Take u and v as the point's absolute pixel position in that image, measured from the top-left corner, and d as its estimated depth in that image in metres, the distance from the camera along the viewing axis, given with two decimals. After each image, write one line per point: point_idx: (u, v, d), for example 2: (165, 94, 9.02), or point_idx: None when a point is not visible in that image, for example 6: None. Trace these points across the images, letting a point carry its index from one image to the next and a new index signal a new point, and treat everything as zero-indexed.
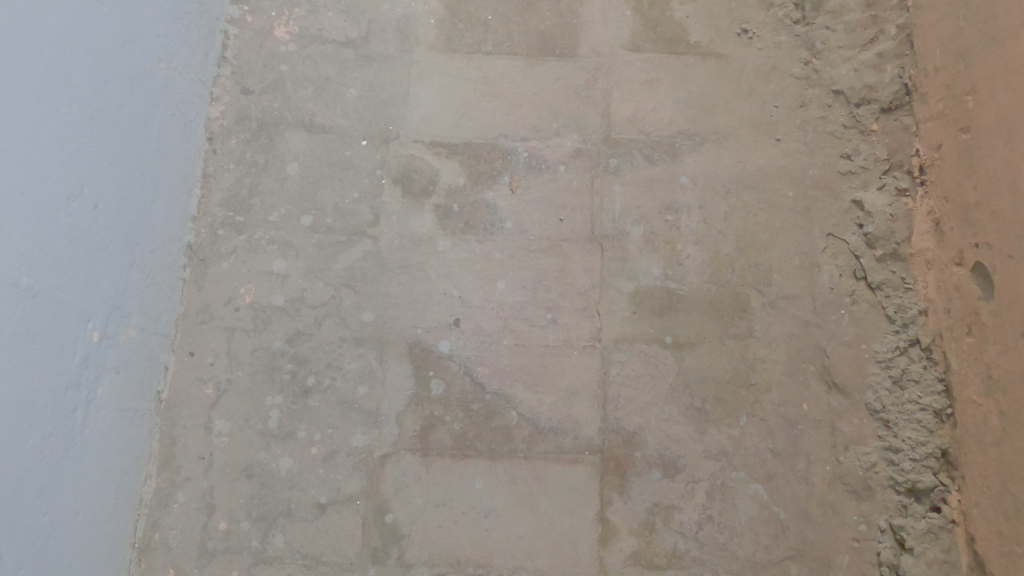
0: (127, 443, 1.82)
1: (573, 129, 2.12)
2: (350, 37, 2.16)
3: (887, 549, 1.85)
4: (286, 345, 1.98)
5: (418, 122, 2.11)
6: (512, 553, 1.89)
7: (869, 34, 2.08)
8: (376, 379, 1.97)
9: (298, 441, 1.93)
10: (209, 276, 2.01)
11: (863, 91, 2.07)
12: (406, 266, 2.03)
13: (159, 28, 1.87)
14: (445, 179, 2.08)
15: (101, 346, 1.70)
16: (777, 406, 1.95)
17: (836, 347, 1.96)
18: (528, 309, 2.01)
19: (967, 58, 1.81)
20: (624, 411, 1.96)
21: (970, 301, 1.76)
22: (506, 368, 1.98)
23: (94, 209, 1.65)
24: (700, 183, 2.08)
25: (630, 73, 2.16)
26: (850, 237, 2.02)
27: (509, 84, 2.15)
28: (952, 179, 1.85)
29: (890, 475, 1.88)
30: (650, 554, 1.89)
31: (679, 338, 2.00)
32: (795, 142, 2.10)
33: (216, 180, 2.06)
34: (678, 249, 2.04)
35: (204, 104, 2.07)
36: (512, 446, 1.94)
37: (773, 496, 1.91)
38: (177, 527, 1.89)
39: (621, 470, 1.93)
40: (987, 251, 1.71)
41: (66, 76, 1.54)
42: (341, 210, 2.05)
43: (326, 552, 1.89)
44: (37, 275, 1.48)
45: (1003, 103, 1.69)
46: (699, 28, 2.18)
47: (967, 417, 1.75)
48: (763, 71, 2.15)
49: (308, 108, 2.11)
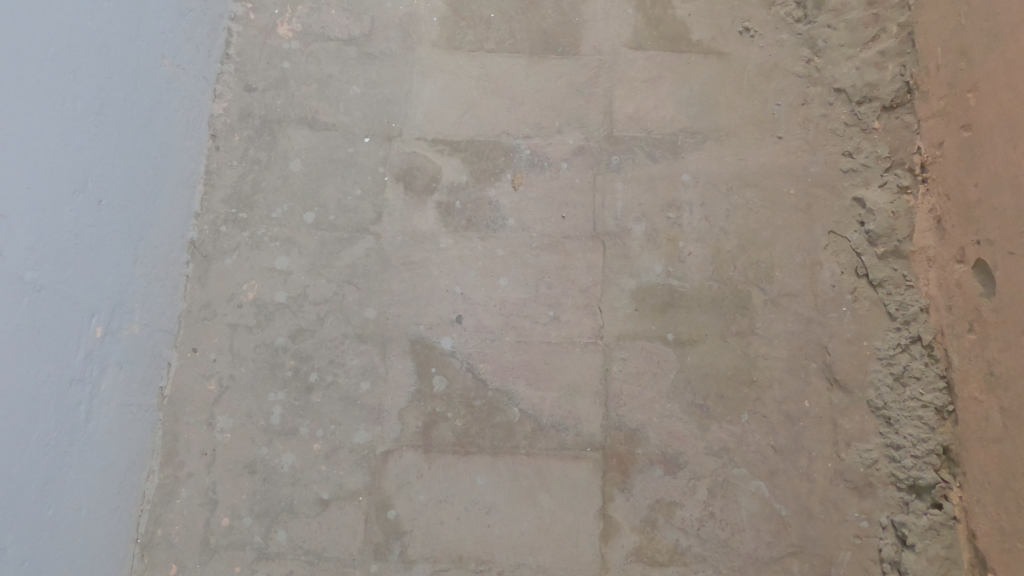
0: (130, 439, 1.83)
1: (575, 127, 2.12)
2: (353, 34, 2.16)
3: (888, 546, 1.86)
4: (288, 341, 1.98)
5: (421, 120, 2.12)
6: (514, 549, 1.89)
7: (870, 32, 2.09)
8: (378, 375, 1.97)
9: (300, 437, 1.94)
10: (212, 273, 2.02)
11: (864, 89, 2.07)
12: (409, 263, 2.03)
13: (163, 25, 1.88)
14: (447, 177, 2.09)
15: (105, 341, 1.70)
16: (778, 402, 1.96)
17: (838, 344, 1.97)
18: (530, 306, 2.02)
19: (969, 55, 1.82)
20: (626, 408, 1.96)
21: (971, 298, 1.76)
22: (508, 365, 1.98)
23: (98, 204, 1.66)
24: (702, 181, 2.09)
25: (632, 71, 2.17)
26: (851, 234, 2.03)
27: (511, 81, 2.15)
28: (954, 176, 1.85)
29: (892, 472, 1.89)
30: (652, 550, 1.90)
31: (681, 335, 2.00)
32: (797, 140, 2.10)
33: (219, 177, 2.07)
34: (680, 247, 2.05)
35: (208, 101, 2.08)
36: (514, 442, 1.95)
37: (774, 493, 1.91)
38: (180, 523, 1.90)
39: (623, 467, 1.94)
40: (988, 248, 1.72)
41: (71, 71, 1.55)
42: (344, 206, 2.06)
43: (328, 548, 1.89)
44: (42, 269, 1.49)
45: (1005, 101, 1.69)
46: (701, 26, 2.19)
47: (969, 414, 1.75)
48: (765, 70, 2.15)
49: (311, 105, 2.12)
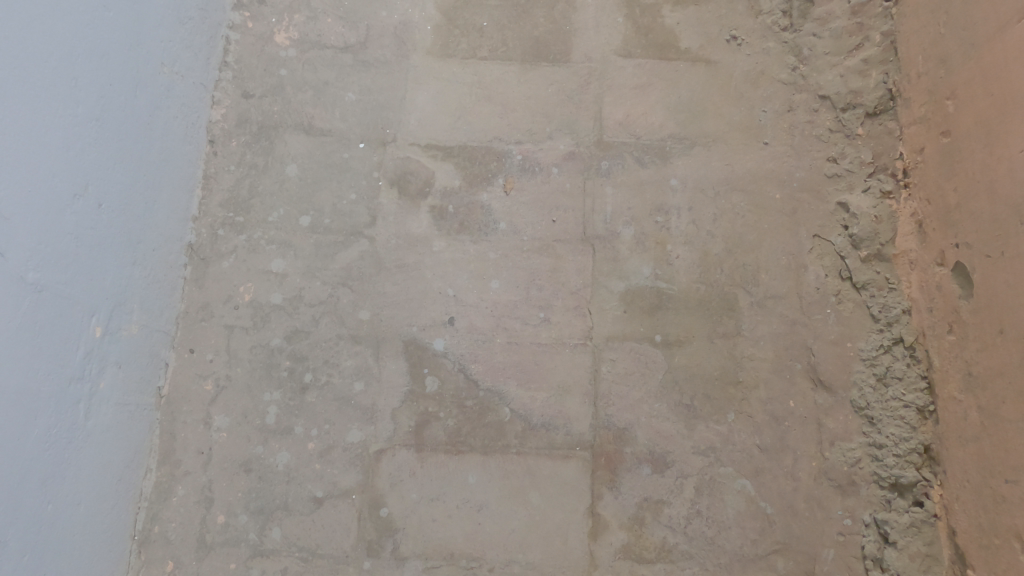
0: (127, 438, 1.86)
1: (566, 133, 2.17)
2: (349, 43, 2.21)
3: (871, 543, 1.89)
4: (284, 342, 2.02)
5: (414, 125, 2.17)
6: (505, 545, 1.93)
7: (855, 40, 2.13)
8: (371, 376, 2.01)
9: (295, 436, 1.97)
10: (209, 275, 2.06)
11: (848, 96, 2.12)
12: (403, 265, 2.07)
13: (163, 34, 1.93)
14: (441, 181, 2.13)
15: (104, 341, 1.74)
16: (764, 403, 2.00)
17: (822, 345, 2.01)
18: (522, 308, 2.06)
19: (948, 64, 1.87)
20: (615, 407, 2.00)
21: (951, 299, 1.80)
22: (499, 365, 2.02)
23: (98, 207, 1.70)
24: (690, 185, 2.13)
25: (622, 78, 2.22)
26: (836, 238, 2.07)
27: (503, 89, 2.20)
28: (934, 181, 1.89)
29: (875, 471, 1.93)
30: (640, 547, 1.93)
31: (669, 336, 2.04)
32: (783, 146, 2.15)
33: (217, 182, 2.11)
34: (668, 250, 2.09)
35: (206, 108, 2.12)
36: (505, 441, 1.99)
37: (760, 491, 1.95)
38: (177, 520, 1.93)
39: (611, 466, 1.97)
40: (967, 251, 1.76)
41: (72, 78, 1.59)
42: (339, 210, 2.10)
43: (321, 546, 1.93)
44: (43, 271, 1.53)
45: (982, 108, 1.74)
46: (689, 35, 2.24)
47: (949, 413, 1.79)
48: (751, 77, 2.20)
49: (307, 111, 2.16)
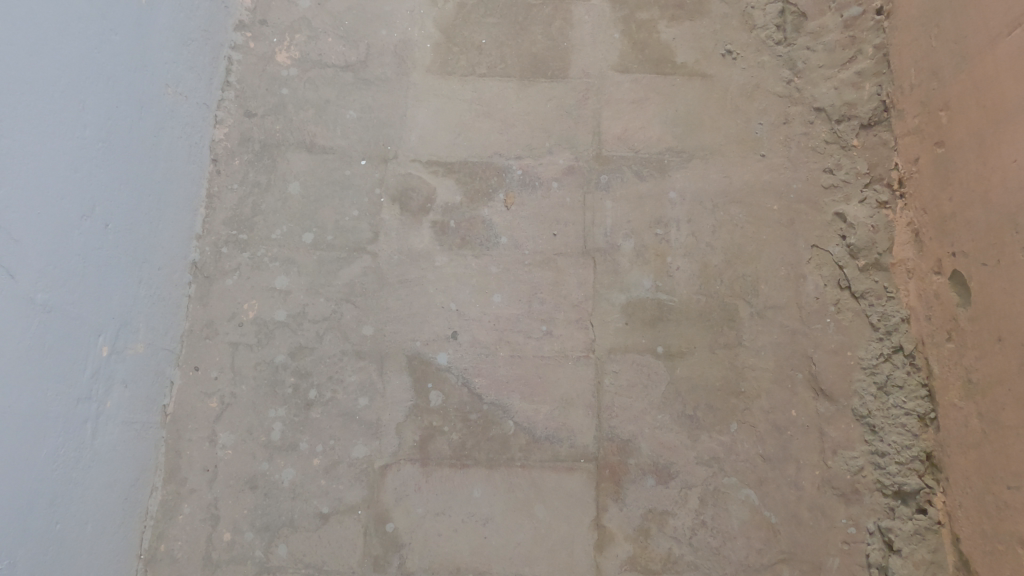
0: (134, 456, 1.87)
1: (565, 148, 2.20)
2: (349, 61, 2.24)
3: (875, 551, 1.90)
4: (288, 359, 2.04)
5: (415, 142, 2.19)
6: (512, 559, 1.93)
7: (847, 54, 2.17)
8: (375, 392, 2.02)
9: (300, 452, 1.98)
10: (213, 293, 2.07)
11: (843, 108, 2.15)
12: (405, 281, 2.09)
13: (167, 55, 1.95)
14: (443, 197, 2.16)
15: (111, 360, 1.76)
16: (766, 412, 2.01)
17: (823, 354, 2.02)
18: (524, 321, 2.07)
19: (940, 75, 1.91)
20: (618, 419, 2.01)
21: (949, 307, 1.82)
22: (502, 379, 2.03)
23: (104, 228, 1.72)
24: (688, 197, 2.16)
25: (619, 93, 2.25)
26: (833, 248, 2.09)
27: (502, 105, 2.23)
28: (930, 191, 1.92)
29: (878, 479, 1.94)
30: (645, 558, 1.94)
31: (671, 347, 2.06)
32: (780, 158, 2.17)
33: (220, 201, 2.13)
34: (668, 262, 2.11)
35: (209, 127, 2.15)
36: (510, 454, 1.99)
37: (764, 501, 1.96)
38: (182, 538, 1.93)
39: (615, 477, 1.98)
40: (963, 259, 1.79)
41: (80, 102, 1.62)
42: (341, 227, 2.12)
43: (327, 562, 1.93)
44: (52, 291, 1.55)
45: (974, 119, 1.78)
46: (685, 50, 2.27)
47: (949, 420, 1.81)
48: (747, 91, 2.23)
49: (309, 129, 2.19)
